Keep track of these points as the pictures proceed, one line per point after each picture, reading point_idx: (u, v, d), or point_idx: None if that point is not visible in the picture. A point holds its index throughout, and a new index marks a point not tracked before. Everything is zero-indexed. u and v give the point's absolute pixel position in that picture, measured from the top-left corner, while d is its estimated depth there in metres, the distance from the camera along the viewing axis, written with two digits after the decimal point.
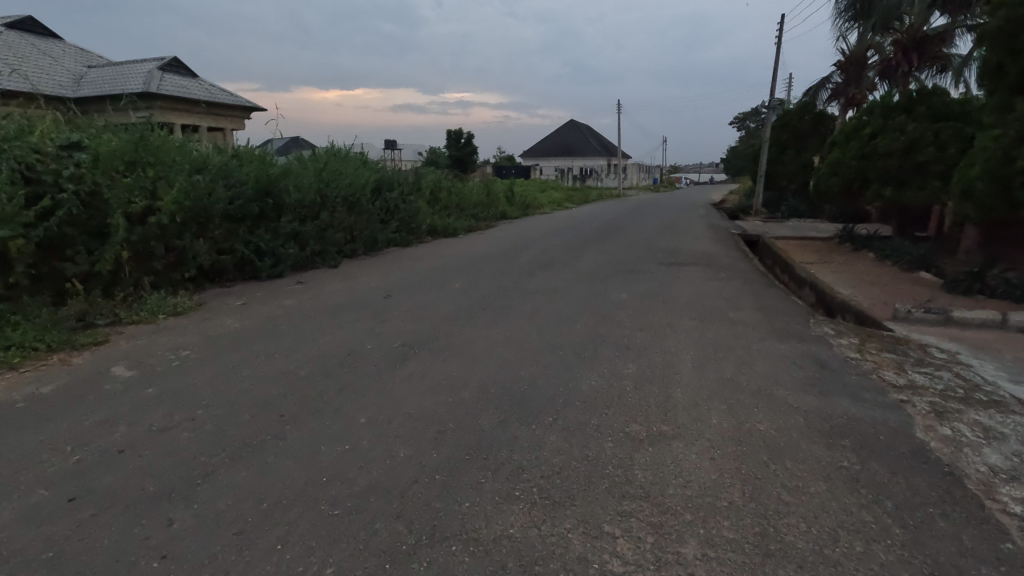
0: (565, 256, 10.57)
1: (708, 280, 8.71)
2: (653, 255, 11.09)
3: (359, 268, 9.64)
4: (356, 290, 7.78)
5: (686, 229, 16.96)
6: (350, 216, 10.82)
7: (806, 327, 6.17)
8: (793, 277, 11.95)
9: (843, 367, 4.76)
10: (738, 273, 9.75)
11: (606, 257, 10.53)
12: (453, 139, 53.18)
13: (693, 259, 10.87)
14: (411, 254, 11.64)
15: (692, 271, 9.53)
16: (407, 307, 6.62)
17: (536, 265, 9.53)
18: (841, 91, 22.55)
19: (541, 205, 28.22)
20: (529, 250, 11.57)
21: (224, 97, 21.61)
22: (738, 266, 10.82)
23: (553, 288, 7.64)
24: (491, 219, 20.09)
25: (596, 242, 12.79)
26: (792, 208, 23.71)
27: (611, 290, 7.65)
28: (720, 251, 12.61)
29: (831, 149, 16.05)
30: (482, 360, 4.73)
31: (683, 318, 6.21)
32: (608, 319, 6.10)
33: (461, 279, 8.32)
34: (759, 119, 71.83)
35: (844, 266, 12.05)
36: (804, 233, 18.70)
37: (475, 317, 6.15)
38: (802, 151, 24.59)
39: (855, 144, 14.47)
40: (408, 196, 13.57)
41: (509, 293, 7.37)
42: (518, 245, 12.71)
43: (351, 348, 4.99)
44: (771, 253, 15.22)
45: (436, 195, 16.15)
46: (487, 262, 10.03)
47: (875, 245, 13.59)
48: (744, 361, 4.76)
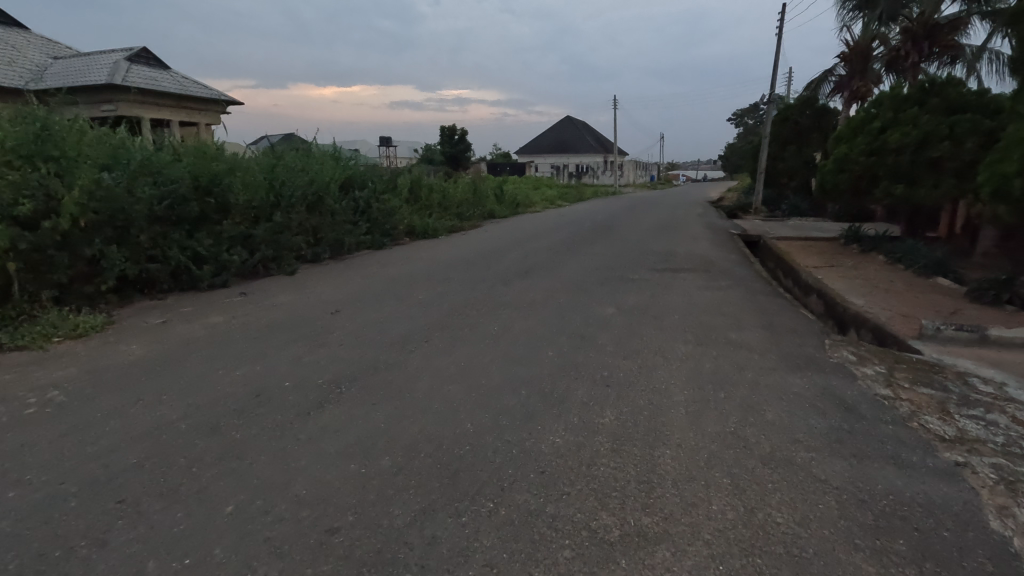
0: (548, 261, 9.59)
1: (705, 290, 7.75)
2: (645, 260, 10.13)
3: (318, 276, 8.65)
4: (304, 303, 6.80)
5: (683, 229, 16.00)
6: (311, 217, 9.81)
7: (820, 351, 5.21)
8: (798, 282, 11.01)
9: (873, 412, 3.80)
10: (739, 280, 8.80)
11: (594, 263, 9.55)
12: (447, 136, 52.10)
13: (689, 264, 9.91)
14: (382, 258, 10.64)
15: (688, 279, 8.56)
16: (352, 326, 5.65)
17: (514, 272, 8.55)
18: (844, 85, 21.51)
19: (533, 203, 27.22)
20: (510, 254, 10.59)
21: (197, 90, 20.54)
22: (738, 272, 9.87)
23: (528, 302, 6.68)
24: (478, 218, 19.09)
25: (586, 245, 11.82)
26: (793, 207, 22.75)
27: (594, 303, 6.69)
28: (719, 254, 11.71)
29: (836, 144, 15.07)
30: (421, 405, 3.77)
31: (675, 341, 5.26)
32: (587, 343, 5.14)
33: (426, 290, 7.33)
34: (758, 116, 70.86)
35: (852, 270, 11.14)
36: (807, 232, 17.76)
37: (429, 340, 5.18)
38: (803, 147, 23.62)
39: (863, 139, 13.50)
40: (381, 195, 12.55)
41: (476, 308, 6.39)
42: (499, 248, 11.71)
43: (263, 388, 4.02)
44: (772, 255, 14.28)
45: (415, 193, 15.12)
46: (461, 268, 9.05)
47: (885, 247, 12.66)
48: (749, 403, 3.80)
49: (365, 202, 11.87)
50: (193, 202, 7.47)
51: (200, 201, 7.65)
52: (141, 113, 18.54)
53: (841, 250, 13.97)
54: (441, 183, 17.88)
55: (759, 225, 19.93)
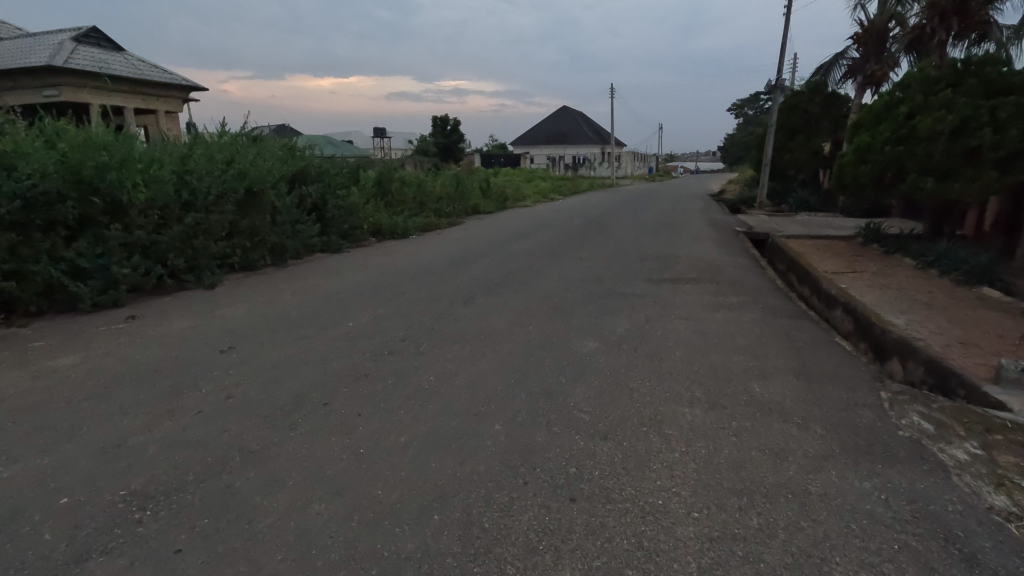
0: (524, 271, 8.06)
1: (713, 310, 6.22)
2: (641, 267, 8.60)
3: (242, 290, 7.15)
4: (199, 332, 5.29)
5: (684, 227, 14.45)
6: (241, 217, 8.26)
7: (880, 417, 3.68)
8: (816, 291, 9.52)
9: (1004, 563, 2.29)
10: (753, 294, 7.27)
11: (577, 272, 8.04)
12: (440, 126, 50.12)
13: (692, 273, 8.38)
14: (332, 265, 9.09)
15: (692, 294, 7.03)
16: (235, 376, 4.14)
17: (479, 287, 7.01)
18: (858, 68, 19.93)
19: (524, 197, 25.62)
20: (481, 260, 9.07)
21: (155, 74, 18.88)
22: (749, 281, 8.37)
23: (485, 334, 5.17)
24: (461, 214, 17.53)
25: (573, 248, 10.29)
26: (802, 201, 21.15)
27: (572, 335, 5.17)
28: (726, 258, 10.26)
29: (855, 132, 13.45)
30: (256, 554, 2.27)
31: (675, 402, 3.75)
32: (549, 407, 3.63)
33: (359, 314, 5.80)
34: (759, 105, 68.95)
35: (879, 277, 9.64)
36: (819, 230, 16.25)
37: (330, 402, 3.67)
38: (811, 137, 22.02)
39: (887, 125, 11.93)
40: (339, 190, 10.97)
41: (414, 344, 4.86)
42: (471, 251, 10.17)
43: (21, 511, 2.52)
44: (784, 256, 12.77)
45: (384, 189, 13.54)
46: (417, 279, 7.55)
47: (913, 248, 11.16)
48: (800, 548, 2.31)
49: (317, 198, 10.31)
50: (68, 203, 5.93)
51: (80, 200, 6.10)
52: (90, 99, 16.92)
53: (861, 251, 12.45)
54: (418, 175, 16.27)
55: (766, 220, 18.38)
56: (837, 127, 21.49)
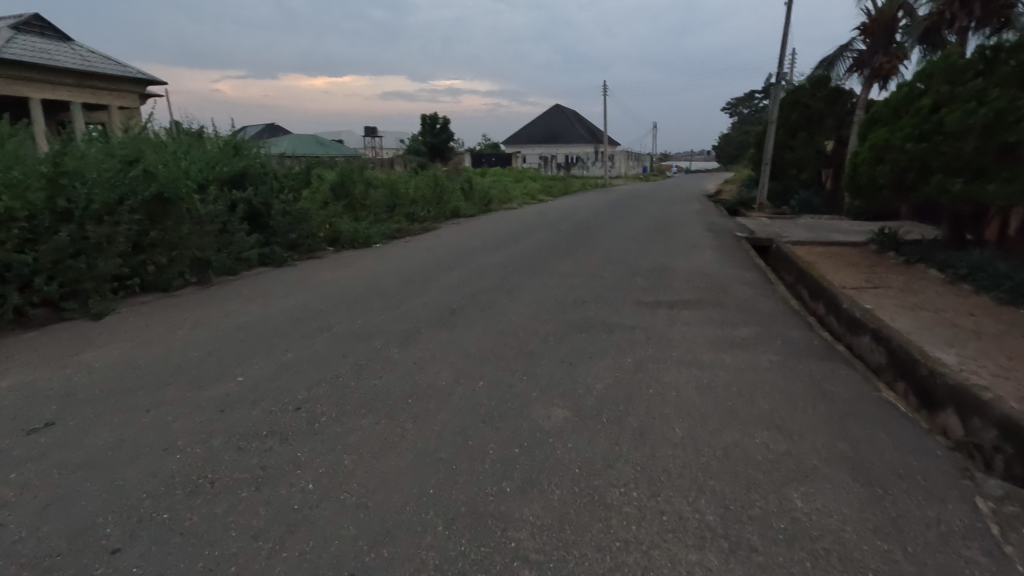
0: (491, 294, 6.68)
1: (719, 351, 4.87)
2: (631, 287, 7.27)
3: (136, 321, 5.76)
4: (29, 392, 3.90)
5: (681, 233, 13.12)
6: (150, 228, 6.87)
7: (999, 566, 2.33)
8: (835, 311, 8.20)
9: None
10: (769, 323, 5.92)
11: (555, 295, 6.67)
12: (429, 125, 48.59)
13: (692, 293, 7.04)
14: (268, 282, 7.71)
15: (692, 324, 5.68)
16: (18, 482, 2.77)
17: (428, 318, 5.66)
18: (866, 61, 18.62)
19: (512, 199, 24.21)
20: (444, 277, 7.71)
21: (105, 67, 17.38)
22: (759, 301, 7.05)
23: (414, 397, 3.79)
24: (438, 218, 16.12)
25: (554, 261, 8.94)
26: (804, 202, 19.90)
27: (533, 398, 3.80)
28: (730, 271, 8.94)
29: (868, 128, 12.12)
30: None
31: (675, 540, 2.39)
32: (474, 557, 2.28)
33: (258, 362, 4.43)
34: (752, 104, 67.79)
35: (907, 293, 8.35)
36: (827, 234, 14.97)
37: (123, 549, 2.29)
38: (814, 135, 20.75)
39: (908, 120, 10.62)
40: (287, 194, 9.56)
41: (309, 416, 3.49)
42: (436, 265, 8.79)
43: None
44: (792, 266, 11.48)
45: (346, 192, 12.13)
46: (358, 305, 6.21)
47: (939, 259, 9.88)
48: None
49: (259, 203, 8.94)
50: None
51: None
52: (30, 92, 15.41)
53: (876, 261, 11.18)
54: (389, 176, 14.84)
55: (768, 224, 17.09)
56: (841, 125, 20.23)
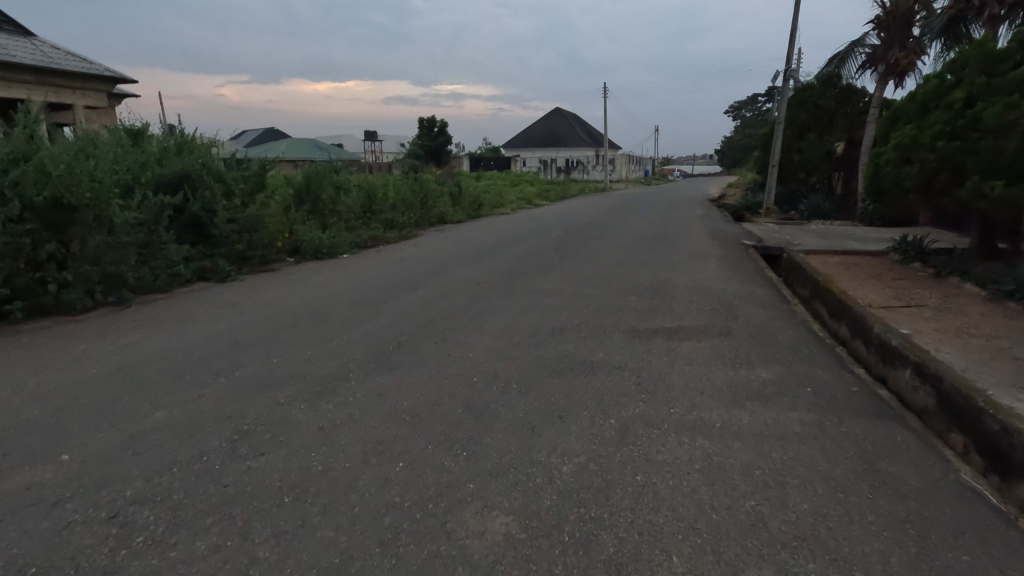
0: (453, 320, 5.55)
1: (732, 406, 3.69)
2: (622, 310, 6.10)
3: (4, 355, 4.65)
4: None
5: (683, 242, 11.96)
6: (47, 240, 5.78)
7: None
8: (862, 334, 7.03)
9: None
10: (791, 359, 4.74)
11: (530, 322, 5.52)
12: (426, 129, 47.66)
13: (695, 317, 5.89)
14: (199, 301, 6.60)
15: (696, 363, 4.49)
16: None
17: (364, 356, 4.50)
18: (880, 57, 17.45)
19: (506, 203, 23.11)
20: (404, 296, 6.59)
21: (69, 63, 16.33)
22: (775, 326, 5.90)
23: (295, 493, 2.64)
24: (422, 225, 15.01)
25: (538, 275, 7.81)
26: (815, 207, 18.72)
27: (466, 494, 2.64)
28: (738, 286, 7.77)
29: (891, 125, 10.93)
30: None
31: None
32: None
33: (110, 426, 3.29)
34: (756, 108, 66.74)
35: (944, 313, 7.18)
36: (841, 242, 13.78)
37: None
38: (824, 136, 19.56)
39: (937, 116, 9.44)
40: (236, 198, 8.47)
41: (122, 532, 2.34)
42: (401, 279, 7.64)
43: None
44: (807, 278, 10.33)
45: (313, 197, 11.02)
46: (286, 335, 5.08)
47: (975, 272, 8.71)
48: None
49: (200, 209, 7.84)
50: None
51: None
52: None
53: (901, 273, 10.01)
54: (367, 179, 13.73)
55: (776, 230, 15.95)
56: (853, 125, 19.04)
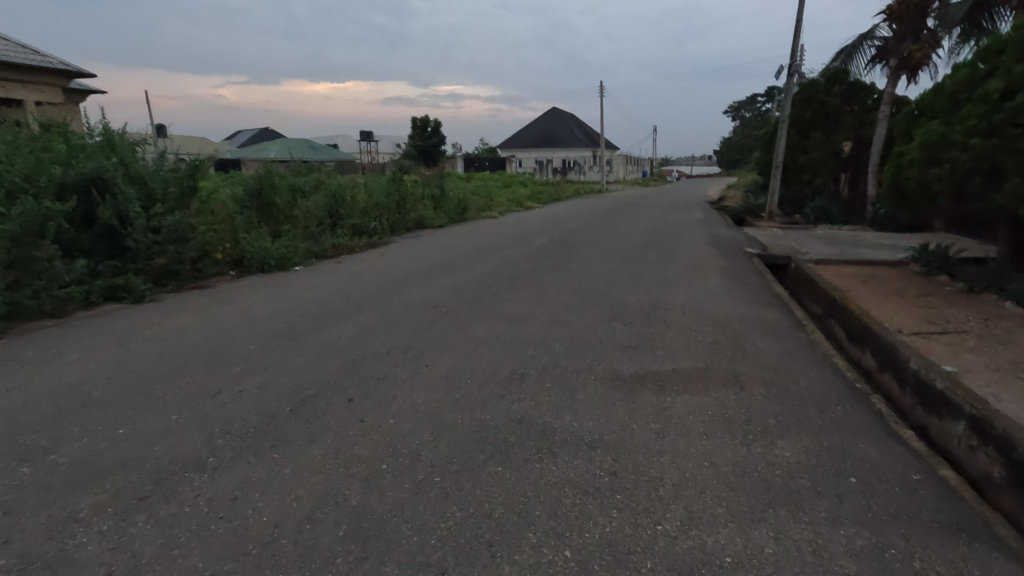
0: (387, 363, 4.37)
1: (748, 519, 2.53)
2: (602, 346, 4.92)
3: None
4: None
5: (680, 251, 10.79)
6: None
7: None
8: (894, 368, 5.87)
9: None
10: (820, 423, 3.56)
11: (484, 365, 4.36)
12: (419, 129, 46.44)
13: (693, 355, 4.73)
14: (91, 329, 5.42)
15: (695, 435, 3.32)
16: None
17: (245, 423, 3.31)
18: (891, 49, 16.35)
19: (495, 206, 21.88)
20: (340, 325, 5.41)
21: (16, 55, 15.01)
22: (793, 366, 4.75)
23: None
24: (397, 231, 13.83)
25: (508, 296, 6.63)
26: (821, 210, 17.54)
27: None
28: (744, 309, 6.58)
29: (913, 122, 9.78)
30: None
31: None
32: None
33: None
34: (755, 108, 65.64)
35: (989, 342, 6.05)
36: (853, 250, 12.64)
37: None
38: (831, 135, 18.42)
39: (967, 109, 8.11)
40: (161, 204, 7.28)
41: None
42: (347, 300, 6.46)
43: None
44: (819, 293, 9.18)
45: (265, 201, 9.81)
46: (161, 387, 3.91)
47: (1015, 289, 7.58)
48: None
49: (112, 216, 6.67)
50: None
51: None
52: None
53: (926, 288, 8.87)
54: (333, 181, 12.53)
55: (781, 236, 14.81)
56: (861, 124, 17.92)
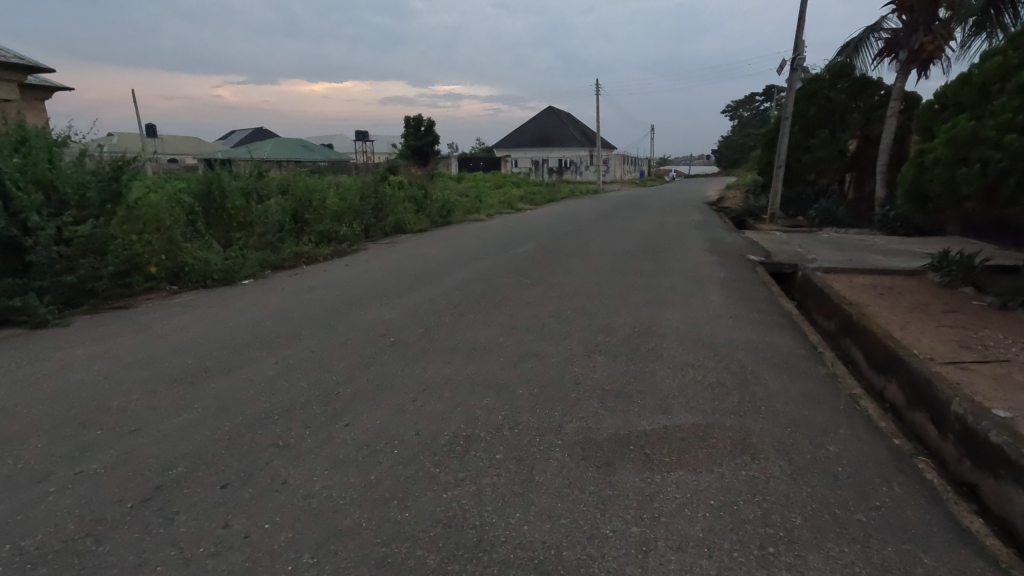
0: (299, 422, 3.41)
1: None
2: (577, 391, 3.96)
3: None
4: None
5: (677, 259, 9.84)
6: None
7: None
8: (933, 408, 4.91)
9: None
10: (863, 522, 2.59)
11: (423, 424, 3.40)
12: (412, 128, 45.35)
13: (691, 404, 3.77)
14: None
15: (691, 548, 2.37)
16: None
17: (57, 533, 2.35)
18: (901, 42, 15.36)
19: (485, 208, 20.89)
20: (260, 361, 4.45)
21: None
22: (816, 416, 3.79)
23: None
24: (372, 236, 12.85)
25: (474, 320, 5.66)
26: (827, 212, 16.57)
27: None
28: (751, 334, 5.60)
29: (935, 117, 8.81)
30: None
31: None
32: None
33: None
34: (754, 107, 64.68)
35: None
36: (865, 256, 11.69)
37: None
38: (836, 133, 17.47)
39: (1001, 101, 7.11)
40: (77, 211, 6.33)
41: None
42: (284, 326, 5.49)
43: None
44: (831, 307, 8.23)
45: (215, 207, 8.84)
46: None
47: None
48: None
49: (10, 226, 5.73)
50: None
51: None
52: None
53: (951, 302, 7.93)
54: (300, 184, 11.56)
55: (786, 241, 13.86)
56: (868, 121, 16.97)
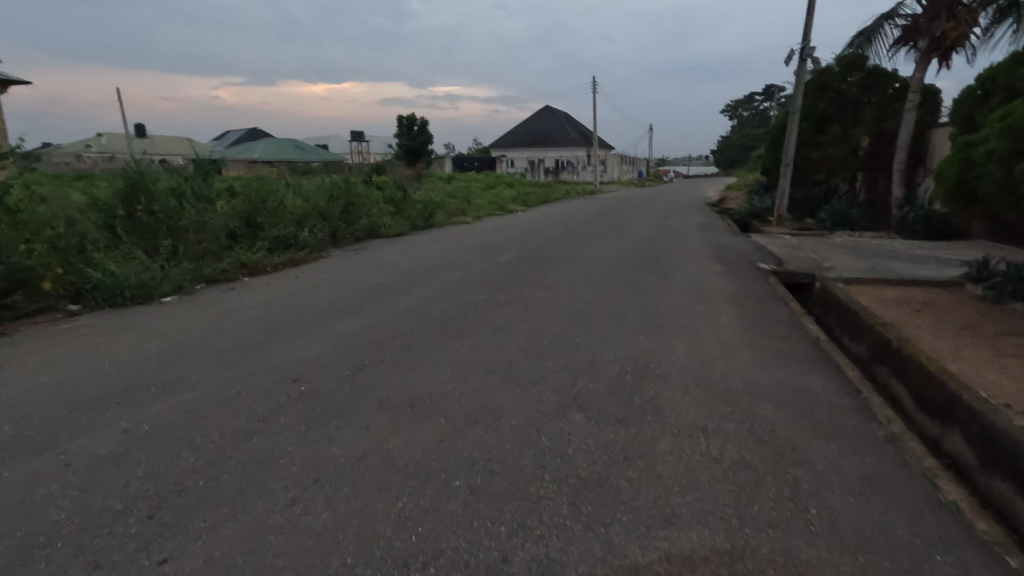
0: (91, 555, 2.16)
1: None
2: (539, 483, 2.72)
3: None
4: None
5: (679, 269, 8.59)
6: None
7: None
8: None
9: None
10: None
11: (287, 558, 2.16)
12: (405, 127, 44.05)
13: (708, 510, 2.53)
14: None
15: None
16: None
17: None
18: (921, 29, 14.13)
19: (474, 210, 19.62)
20: (103, 427, 3.20)
21: None
22: (890, 523, 2.56)
23: None
24: (340, 243, 11.57)
25: (421, 358, 4.41)
26: (839, 214, 15.33)
27: None
28: (775, 374, 4.36)
29: (980, 105, 7.58)
30: None
31: None
32: None
33: None
34: (753, 106, 63.50)
35: None
36: (888, 264, 10.47)
37: None
38: (848, 129, 16.25)
39: None
40: None
41: None
42: (173, 365, 4.24)
43: None
44: (861, 327, 6.99)
45: (139, 211, 7.58)
46: None
47: None
48: None
49: None
50: None
51: None
52: None
53: (1003, 322, 6.71)
54: (255, 185, 10.27)
55: (797, 246, 12.64)
56: (883, 116, 15.76)
